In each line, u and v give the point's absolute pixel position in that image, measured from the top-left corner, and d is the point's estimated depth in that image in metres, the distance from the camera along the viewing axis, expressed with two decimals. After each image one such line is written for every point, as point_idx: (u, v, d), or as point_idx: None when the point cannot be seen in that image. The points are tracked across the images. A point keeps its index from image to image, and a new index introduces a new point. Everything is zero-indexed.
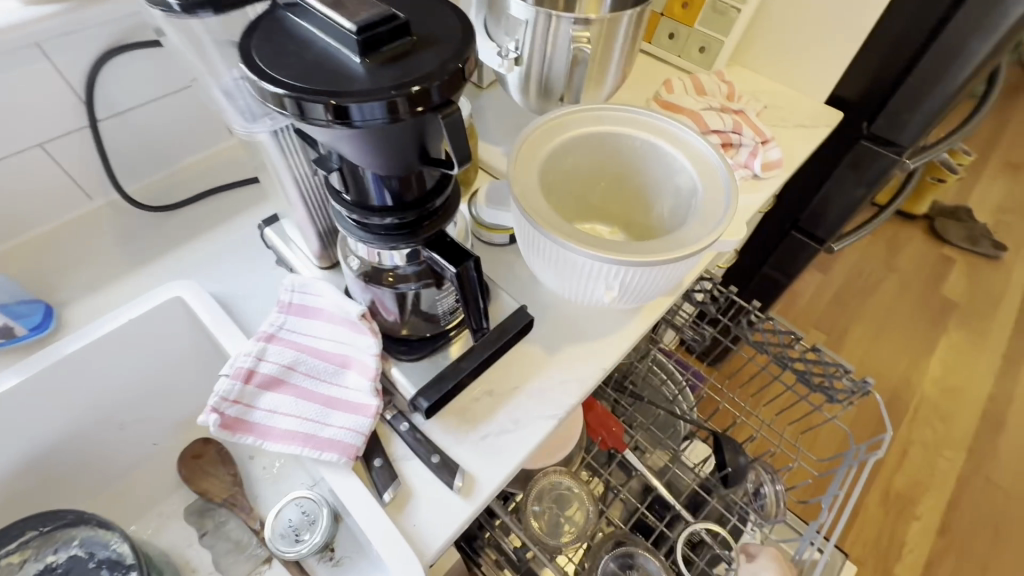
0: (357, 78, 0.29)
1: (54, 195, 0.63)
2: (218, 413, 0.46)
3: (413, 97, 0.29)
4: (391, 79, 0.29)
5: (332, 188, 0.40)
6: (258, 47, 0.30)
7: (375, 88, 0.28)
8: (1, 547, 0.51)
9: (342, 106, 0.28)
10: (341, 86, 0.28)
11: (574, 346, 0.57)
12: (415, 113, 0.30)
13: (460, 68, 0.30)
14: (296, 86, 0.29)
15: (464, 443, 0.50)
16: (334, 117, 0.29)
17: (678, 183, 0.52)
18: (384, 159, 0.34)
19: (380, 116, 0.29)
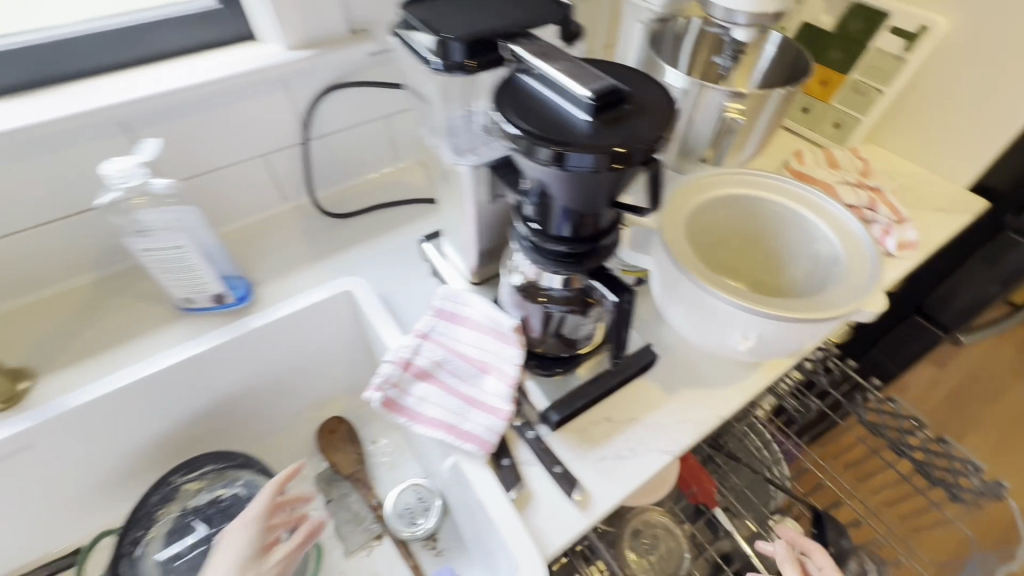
0: (578, 133, 0.36)
1: (263, 194, 0.77)
2: (381, 391, 0.54)
3: (620, 156, 0.35)
4: (605, 139, 0.35)
5: (518, 214, 0.47)
6: (505, 97, 0.39)
7: (591, 144, 0.35)
8: (186, 474, 0.61)
9: (562, 153, 0.35)
10: (566, 139, 0.36)
11: (691, 389, 0.60)
12: (616, 168, 0.36)
13: (662, 137, 0.36)
14: (530, 132, 0.36)
15: (583, 460, 0.54)
16: (553, 160, 0.36)
17: (818, 252, 0.55)
18: (575, 198, 0.41)
19: (588, 166, 0.36)
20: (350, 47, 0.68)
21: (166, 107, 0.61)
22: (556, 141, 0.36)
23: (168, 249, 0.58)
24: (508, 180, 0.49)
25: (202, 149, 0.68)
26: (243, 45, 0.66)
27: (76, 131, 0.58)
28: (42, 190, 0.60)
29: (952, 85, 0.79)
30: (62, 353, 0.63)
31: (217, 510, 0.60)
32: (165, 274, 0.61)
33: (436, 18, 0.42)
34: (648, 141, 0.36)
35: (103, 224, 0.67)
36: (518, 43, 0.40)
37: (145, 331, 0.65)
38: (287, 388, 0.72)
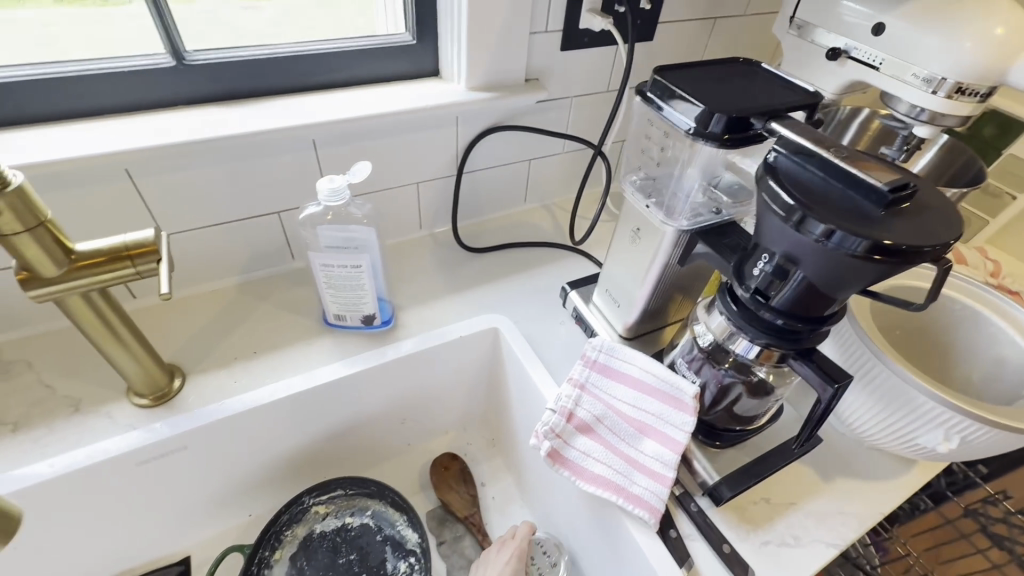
0: (860, 220, 0.35)
1: (405, 220, 0.78)
2: (547, 441, 0.53)
3: (900, 250, 0.34)
4: (887, 230, 0.35)
5: (732, 279, 0.47)
6: (774, 168, 0.40)
7: (874, 231, 0.35)
8: (317, 495, 0.60)
9: (837, 232, 0.35)
10: (839, 219, 0.35)
11: (848, 479, 0.58)
12: (890, 263, 0.35)
13: (949, 244, 0.35)
14: (807, 205, 0.36)
15: (748, 542, 0.52)
16: (820, 235, 0.36)
17: (1002, 355, 0.54)
18: (821, 282, 0.40)
19: (858, 251, 0.35)
20: (525, 94, 0.70)
21: (356, 130, 0.64)
22: (828, 219, 0.35)
23: (345, 267, 0.59)
24: (720, 247, 0.49)
25: (371, 172, 0.69)
26: (427, 82, 0.69)
27: (276, 144, 0.60)
28: (228, 194, 0.62)
29: None
30: (211, 355, 0.63)
31: (346, 538, 0.59)
32: (329, 291, 0.62)
33: (696, 88, 0.44)
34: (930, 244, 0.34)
35: (267, 231, 0.68)
36: (787, 124, 0.41)
37: (292, 343, 0.65)
38: (411, 417, 0.71)
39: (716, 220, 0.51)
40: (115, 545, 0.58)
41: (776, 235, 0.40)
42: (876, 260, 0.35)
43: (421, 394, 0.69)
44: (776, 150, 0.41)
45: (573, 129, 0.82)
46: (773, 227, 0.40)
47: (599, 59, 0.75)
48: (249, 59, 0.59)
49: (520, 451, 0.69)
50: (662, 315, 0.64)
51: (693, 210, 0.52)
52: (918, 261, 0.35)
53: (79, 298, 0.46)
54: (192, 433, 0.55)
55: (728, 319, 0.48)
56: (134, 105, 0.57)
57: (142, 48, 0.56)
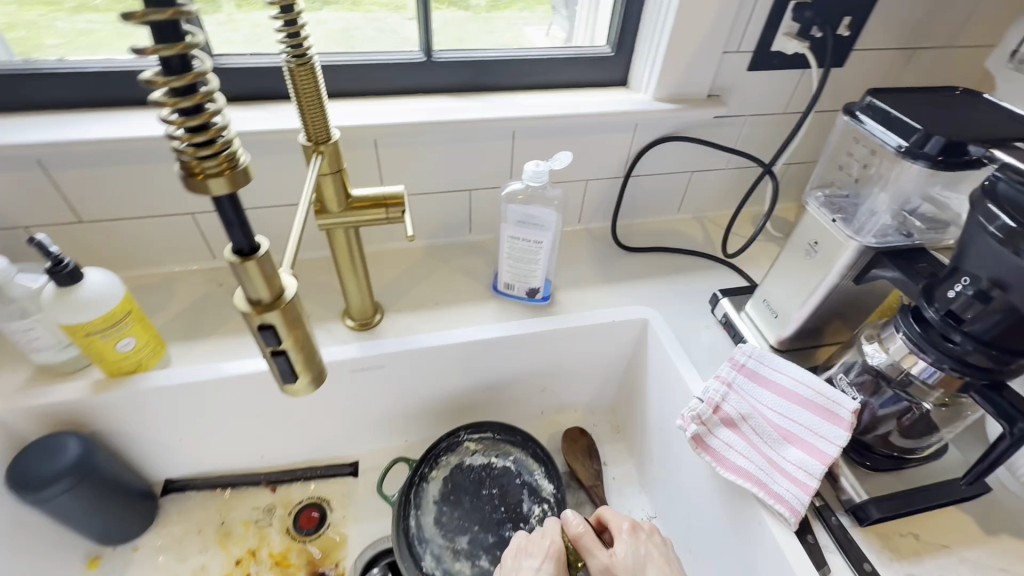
0: None
1: (569, 212, 0.86)
2: (693, 425, 0.58)
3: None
4: None
5: (919, 301, 0.48)
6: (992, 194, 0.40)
7: None
8: (471, 433, 0.70)
9: None
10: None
11: (1016, 538, 0.54)
12: None
13: None
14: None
15: (892, 570, 0.51)
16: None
17: None
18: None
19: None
20: (707, 108, 0.75)
21: (552, 126, 0.73)
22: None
23: (529, 242, 0.68)
24: (908, 268, 0.50)
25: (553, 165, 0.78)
26: (616, 91, 0.77)
27: (487, 131, 0.71)
28: (439, 169, 0.74)
29: None
30: (403, 299, 0.75)
31: (489, 475, 0.67)
32: (507, 260, 0.71)
33: (913, 111, 0.46)
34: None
35: (458, 205, 0.80)
36: (1015, 152, 0.41)
37: (465, 301, 0.76)
38: (551, 386, 0.78)
39: (906, 243, 0.51)
40: (312, 436, 0.72)
41: (986, 259, 0.41)
42: None
43: (565, 367, 0.76)
44: (996, 174, 0.41)
45: (742, 146, 0.84)
46: (982, 250, 0.41)
47: (784, 82, 0.77)
48: (476, 61, 0.72)
49: (649, 439, 0.73)
50: (819, 335, 0.64)
51: (881, 230, 0.52)
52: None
53: (342, 233, 0.60)
54: (388, 357, 0.67)
55: (912, 339, 0.49)
56: (387, 90, 0.71)
57: (402, 45, 0.70)
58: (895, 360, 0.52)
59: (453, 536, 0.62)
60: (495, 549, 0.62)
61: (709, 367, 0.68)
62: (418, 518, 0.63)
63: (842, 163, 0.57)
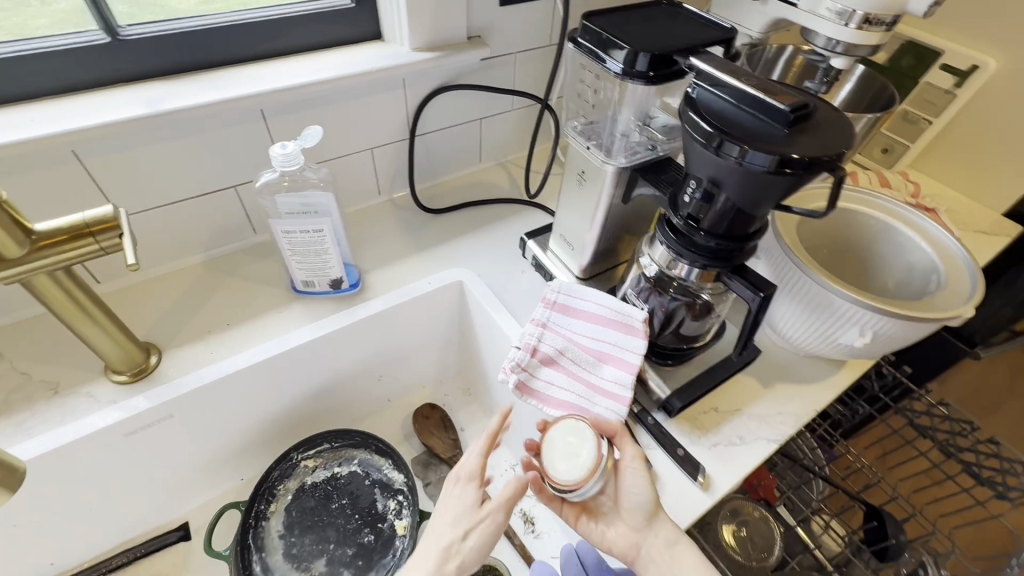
0: (766, 137, 0.40)
1: (365, 185, 0.80)
2: (514, 374, 0.58)
3: (803, 162, 0.39)
4: (785, 143, 0.40)
5: (669, 208, 0.52)
6: (698, 99, 0.44)
7: (775, 145, 0.40)
8: (304, 450, 0.64)
9: (747, 150, 0.40)
10: (750, 141, 0.40)
11: (785, 383, 0.65)
12: (786, 173, 0.40)
13: (842, 152, 0.40)
14: (721, 129, 0.41)
15: (700, 446, 0.58)
16: (737, 157, 0.41)
17: (912, 261, 0.61)
18: (743, 197, 0.44)
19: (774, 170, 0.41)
20: (470, 51, 0.72)
21: (307, 99, 0.65)
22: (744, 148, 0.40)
23: (307, 232, 0.61)
24: (657, 181, 0.54)
25: (324, 139, 0.71)
26: (372, 47, 0.70)
27: (227, 116, 0.61)
28: (184, 171, 0.63)
29: (998, 119, 0.89)
30: (186, 329, 0.65)
31: (336, 487, 0.62)
32: (294, 257, 0.64)
33: (620, 30, 0.48)
34: (831, 158, 0.39)
35: (226, 207, 0.69)
36: (706, 57, 0.45)
37: (265, 311, 0.67)
38: (388, 372, 0.74)
39: (653, 155, 0.56)
40: (113, 516, 0.60)
41: (702, 163, 0.45)
42: (784, 173, 0.40)
43: (396, 349, 0.73)
44: (696, 84, 0.45)
45: (519, 84, 0.84)
46: (697, 155, 0.45)
47: (537, 13, 0.77)
48: (188, 34, 0.60)
49: (494, 394, 0.73)
50: (615, 254, 0.68)
51: (630, 148, 0.56)
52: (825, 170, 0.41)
53: (46, 278, 0.47)
54: (175, 402, 0.57)
55: (669, 244, 0.53)
56: (79, 88, 0.57)
57: (78, 27, 0.56)
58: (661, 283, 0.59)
59: (308, 564, 0.58)
60: (356, 559, 0.58)
61: (526, 307, 0.68)
62: (263, 561, 0.57)
63: (581, 91, 0.59)
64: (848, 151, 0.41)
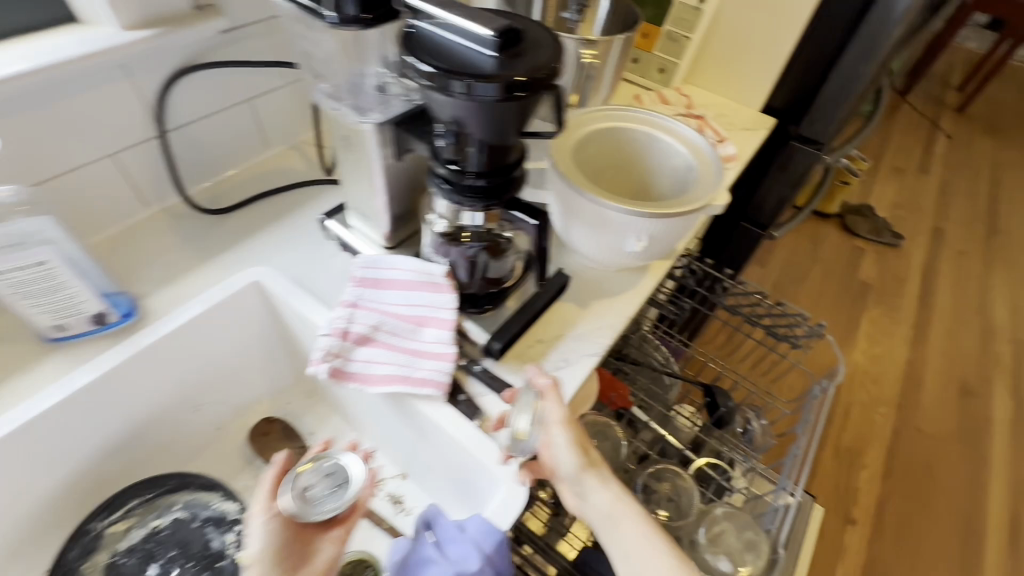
0: (484, 66, 0.40)
1: (121, 198, 0.68)
2: (326, 363, 0.55)
3: (525, 84, 0.40)
4: (503, 69, 0.40)
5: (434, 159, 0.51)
6: (413, 41, 0.42)
7: (495, 74, 0.40)
8: (107, 516, 0.56)
9: (471, 84, 0.40)
10: (472, 72, 0.40)
11: (600, 299, 0.70)
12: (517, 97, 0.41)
13: (555, 66, 0.42)
14: (443, 69, 0.40)
15: (529, 379, 0.60)
16: (465, 93, 0.40)
17: (674, 164, 0.67)
18: (488, 130, 0.45)
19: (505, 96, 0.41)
20: (201, 22, 0.63)
21: None
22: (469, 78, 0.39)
23: (26, 269, 0.50)
24: (420, 133, 0.52)
25: (36, 152, 0.58)
26: (65, 32, 0.58)
27: None
28: None
29: (738, 27, 1.02)
30: None
31: (159, 541, 0.55)
32: (24, 302, 0.52)
33: None
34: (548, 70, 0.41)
35: None
36: None
37: (11, 373, 0.56)
38: (205, 397, 0.67)
39: (409, 106, 0.53)
40: None
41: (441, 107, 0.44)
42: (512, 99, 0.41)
43: (206, 371, 0.65)
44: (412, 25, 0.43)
45: (282, 54, 0.76)
46: (433, 98, 0.44)
47: None
48: None
49: (332, 387, 0.69)
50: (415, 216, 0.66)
51: (385, 103, 0.53)
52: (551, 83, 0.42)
53: None
54: None
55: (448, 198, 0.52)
56: None
57: None
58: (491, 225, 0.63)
59: None
60: None
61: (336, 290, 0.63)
62: None
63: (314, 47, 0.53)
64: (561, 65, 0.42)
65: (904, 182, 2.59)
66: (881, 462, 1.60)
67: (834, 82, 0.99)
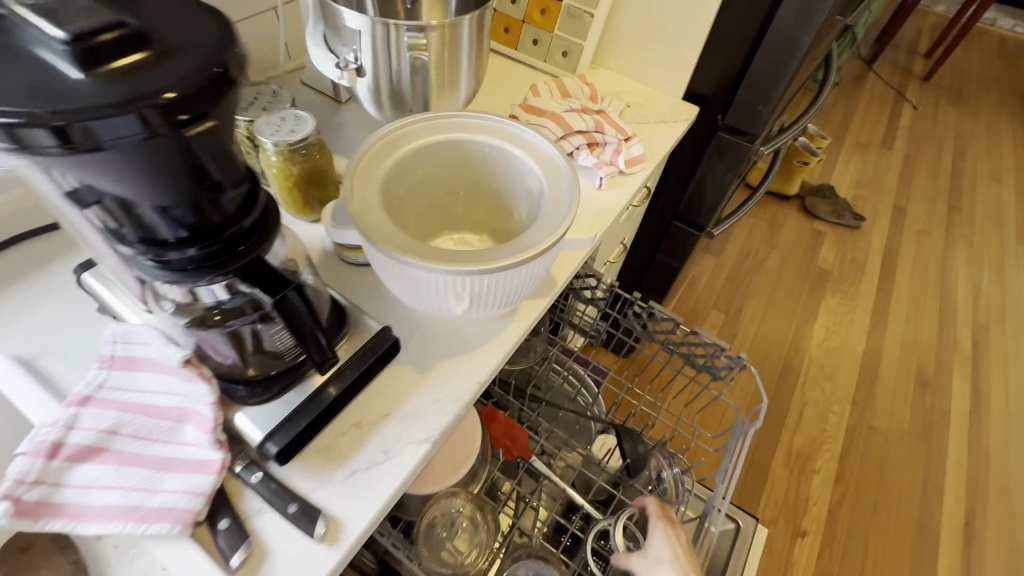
0: (87, 91, 0.25)
1: None
2: (11, 499, 0.39)
3: (176, 103, 0.26)
4: (129, 87, 0.25)
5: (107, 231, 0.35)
6: None
7: (112, 98, 0.25)
8: None
9: (74, 122, 0.24)
10: (63, 104, 0.24)
11: (446, 360, 0.55)
12: (174, 124, 0.27)
13: (222, 66, 0.28)
14: (4, 109, 0.24)
15: (330, 484, 0.46)
16: (67, 141, 0.25)
17: (528, 185, 0.53)
18: (161, 181, 0.30)
19: (145, 130, 0.26)
20: None
21: None
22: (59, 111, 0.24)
23: None
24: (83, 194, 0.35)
25: None
26: None
27: None
28: None
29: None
30: None
31: None
32: None
33: None
34: (206, 77, 0.27)
35: None
36: None
37: None
38: None
39: None
40: None
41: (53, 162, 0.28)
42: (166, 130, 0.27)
43: None
44: None
45: None
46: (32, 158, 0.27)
47: None
48: None
49: None
50: None
51: None
52: (224, 96, 0.28)
53: None
54: None
55: (155, 278, 0.36)
56: None
57: None
58: (296, 250, 0.49)
59: None
60: None
61: (75, 374, 0.48)
62: None
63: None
64: (235, 61, 0.28)
65: (866, 158, 2.48)
66: (833, 465, 1.51)
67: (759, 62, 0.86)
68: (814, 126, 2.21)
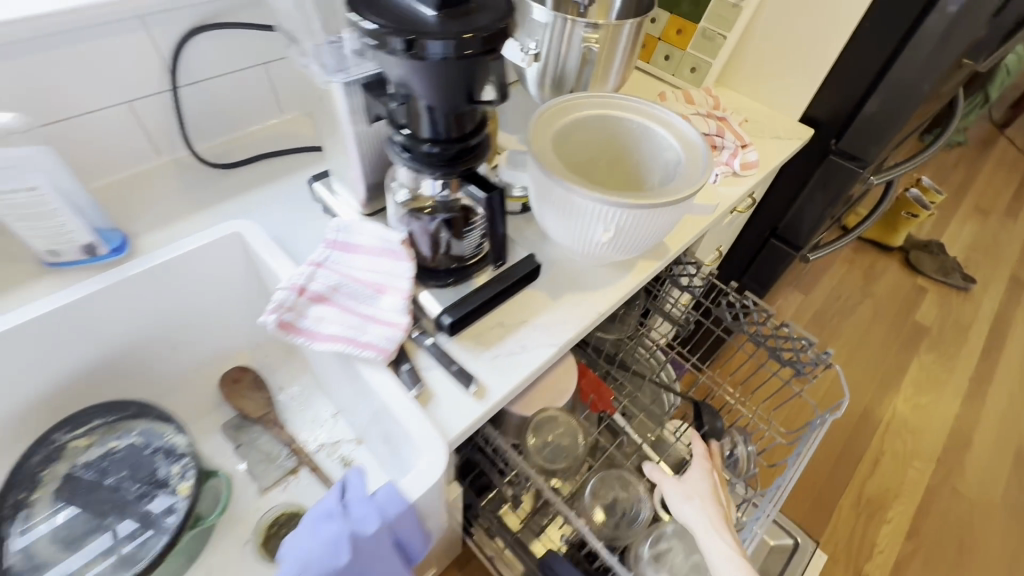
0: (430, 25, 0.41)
1: (133, 145, 0.71)
2: (277, 315, 0.56)
3: (474, 42, 0.41)
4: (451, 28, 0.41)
5: (392, 126, 0.51)
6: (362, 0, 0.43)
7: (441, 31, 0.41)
8: (72, 430, 0.60)
9: (419, 40, 0.40)
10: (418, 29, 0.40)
11: (573, 292, 0.67)
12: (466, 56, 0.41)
13: (503, 27, 0.43)
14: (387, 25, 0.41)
15: (480, 359, 0.59)
16: (410, 51, 0.41)
17: (665, 158, 0.64)
18: (438, 95, 0.45)
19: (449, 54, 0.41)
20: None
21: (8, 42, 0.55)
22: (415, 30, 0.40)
23: (19, 193, 0.54)
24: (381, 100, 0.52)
25: (51, 92, 0.61)
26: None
27: None
28: None
29: (782, 28, 0.95)
30: None
31: (114, 460, 0.59)
32: (22, 221, 0.57)
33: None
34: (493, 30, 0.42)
35: None
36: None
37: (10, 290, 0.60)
38: (182, 340, 0.70)
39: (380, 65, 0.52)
40: None
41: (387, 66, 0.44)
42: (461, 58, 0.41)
43: (190, 315, 0.69)
44: None
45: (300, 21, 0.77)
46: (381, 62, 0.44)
47: None
48: None
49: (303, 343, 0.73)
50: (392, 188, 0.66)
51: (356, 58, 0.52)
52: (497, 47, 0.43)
53: None
54: None
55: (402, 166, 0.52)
56: None
57: None
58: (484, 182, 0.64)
59: (73, 540, 0.55)
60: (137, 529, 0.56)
61: (309, 249, 0.65)
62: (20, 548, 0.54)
63: None
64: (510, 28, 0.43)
65: (984, 223, 2.35)
66: (906, 520, 1.45)
67: (883, 91, 0.91)
68: (928, 181, 2.14)
